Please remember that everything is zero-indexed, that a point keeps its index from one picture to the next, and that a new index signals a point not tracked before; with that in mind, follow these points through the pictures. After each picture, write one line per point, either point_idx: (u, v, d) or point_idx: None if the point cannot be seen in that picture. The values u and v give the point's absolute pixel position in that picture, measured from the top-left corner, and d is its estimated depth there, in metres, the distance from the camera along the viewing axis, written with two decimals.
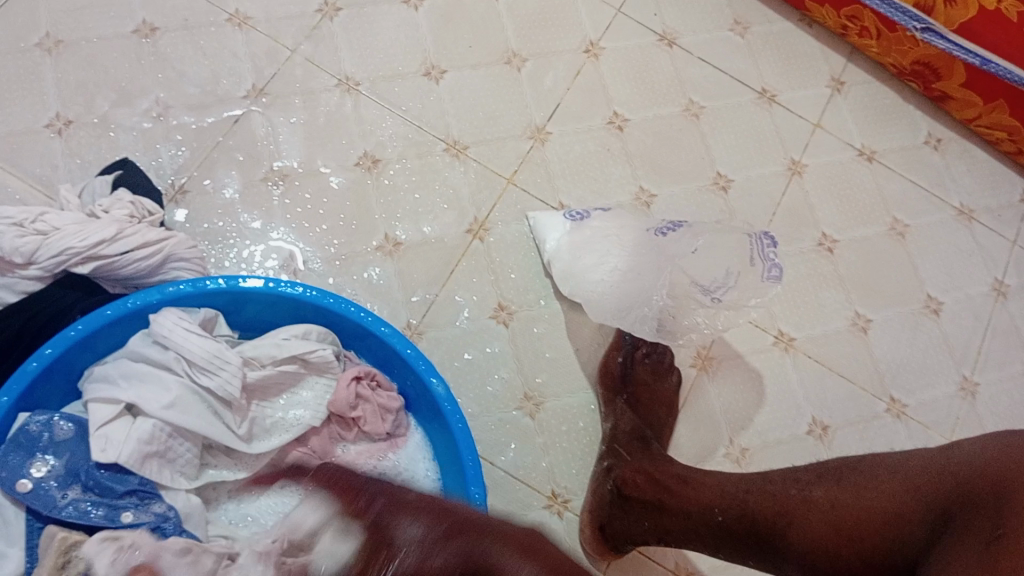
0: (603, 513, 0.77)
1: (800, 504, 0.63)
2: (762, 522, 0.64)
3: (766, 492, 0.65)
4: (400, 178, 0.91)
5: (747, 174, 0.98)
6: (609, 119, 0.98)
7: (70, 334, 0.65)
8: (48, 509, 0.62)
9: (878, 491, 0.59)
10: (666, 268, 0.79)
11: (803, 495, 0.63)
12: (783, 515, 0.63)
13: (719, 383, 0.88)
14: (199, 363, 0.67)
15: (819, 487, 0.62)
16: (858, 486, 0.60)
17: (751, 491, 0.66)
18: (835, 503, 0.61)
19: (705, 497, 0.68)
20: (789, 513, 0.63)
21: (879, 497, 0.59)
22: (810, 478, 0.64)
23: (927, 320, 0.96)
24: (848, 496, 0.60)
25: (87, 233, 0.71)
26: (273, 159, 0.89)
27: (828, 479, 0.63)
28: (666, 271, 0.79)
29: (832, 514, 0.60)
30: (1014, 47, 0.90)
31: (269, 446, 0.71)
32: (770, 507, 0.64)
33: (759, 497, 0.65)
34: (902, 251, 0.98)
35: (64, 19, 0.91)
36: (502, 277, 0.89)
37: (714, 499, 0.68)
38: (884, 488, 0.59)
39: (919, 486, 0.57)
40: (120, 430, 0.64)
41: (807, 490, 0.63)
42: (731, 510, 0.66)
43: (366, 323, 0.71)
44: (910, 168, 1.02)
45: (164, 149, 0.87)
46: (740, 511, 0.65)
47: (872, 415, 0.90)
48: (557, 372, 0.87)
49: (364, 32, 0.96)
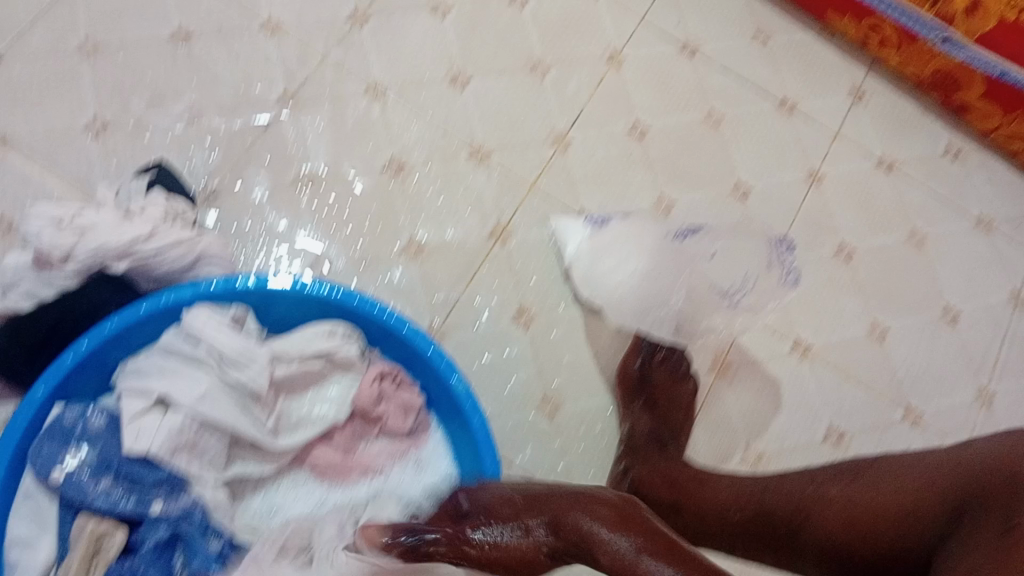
0: None
1: (815, 499, 0.64)
2: (778, 519, 0.66)
3: (782, 490, 0.67)
4: (425, 183, 0.93)
5: (768, 181, 0.99)
6: (631, 126, 0.99)
7: (104, 329, 0.68)
8: (81, 498, 0.64)
9: (893, 490, 0.60)
10: (686, 271, 0.80)
11: (818, 493, 0.64)
12: (797, 511, 0.64)
13: (736, 389, 0.89)
14: (229, 358, 0.69)
15: (835, 485, 0.64)
16: (872, 484, 0.62)
17: (767, 488, 0.68)
18: (850, 500, 0.62)
19: (723, 497, 0.70)
20: (805, 509, 0.64)
21: (893, 492, 0.60)
22: (825, 477, 0.65)
23: (945, 328, 0.96)
24: (864, 493, 0.62)
25: (123, 231, 0.74)
26: (302, 162, 0.91)
27: (843, 477, 0.64)
28: (685, 274, 0.80)
29: (847, 511, 0.61)
30: None
31: (295, 441, 0.72)
32: (784, 506, 0.65)
33: (774, 495, 0.67)
34: (921, 260, 0.99)
35: (103, 23, 0.94)
36: (524, 280, 0.91)
37: (729, 498, 0.69)
38: (900, 487, 0.60)
39: (932, 484, 0.58)
40: (152, 421, 0.67)
41: (823, 488, 0.64)
42: (747, 509, 0.68)
43: (389, 323, 0.73)
44: (930, 178, 1.03)
45: (197, 151, 0.90)
46: (757, 510, 0.67)
47: (889, 422, 0.91)
48: (576, 375, 0.88)
49: (393, 39, 0.98)
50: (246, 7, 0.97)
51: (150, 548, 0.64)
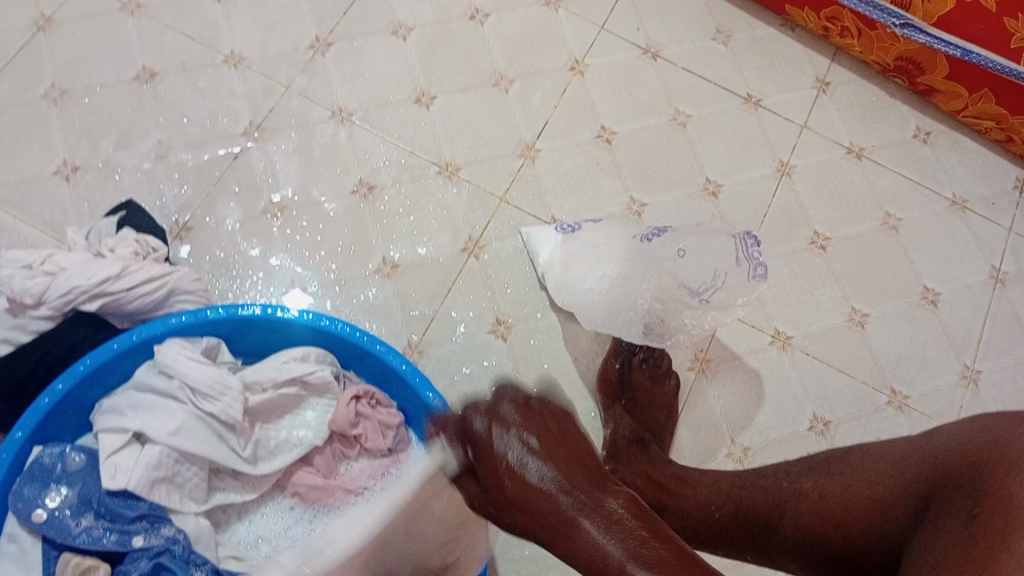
0: None
1: (790, 493, 0.64)
2: (755, 516, 0.66)
3: (758, 486, 0.67)
4: (396, 202, 0.93)
5: (737, 177, 1.00)
6: (598, 133, 1.00)
7: (79, 369, 0.68)
8: (63, 537, 0.64)
9: (863, 482, 0.60)
10: (653, 272, 0.80)
11: (793, 487, 0.64)
12: (773, 507, 0.65)
13: (718, 386, 0.89)
14: (202, 390, 0.69)
15: (808, 479, 0.64)
16: (842, 475, 0.62)
17: (744, 486, 0.68)
18: (824, 493, 0.62)
19: (702, 496, 0.70)
20: (781, 504, 0.64)
21: (863, 484, 0.60)
22: (799, 470, 0.66)
23: (924, 311, 0.96)
24: (834, 485, 0.62)
25: (92, 272, 0.75)
26: (271, 191, 0.92)
27: (817, 470, 0.64)
28: (652, 275, 0.80)
29: (822, 503, 0.62)
30: (994, 36, 0.91)
31: (274, 467, 0.72)
32: (761, 502, 0.66)
33: (751, 491, 0.67)
34: (896, 245, 0.99)
35: (69, 69, 0.95)
36: (499, 292, 0.91)
37: (710, 497, 0.70)
38: (869, 479, 0.60)
39: (905, 473, 0.58)
40: (129, 456, 0.67)
41: (798, 482, 0.64)
42: (725, 507, 0.68)
43: (362, 343, 0.74)
44: (900, 162, 1.03)
45: (168, 188, 0.91)
46: (735, 508, 0.67)
47: (873, 408, 0.91)
48: (556, 382, 0.88)
49: (356, 64, 0.99)
50: (209, 43, 0.98)
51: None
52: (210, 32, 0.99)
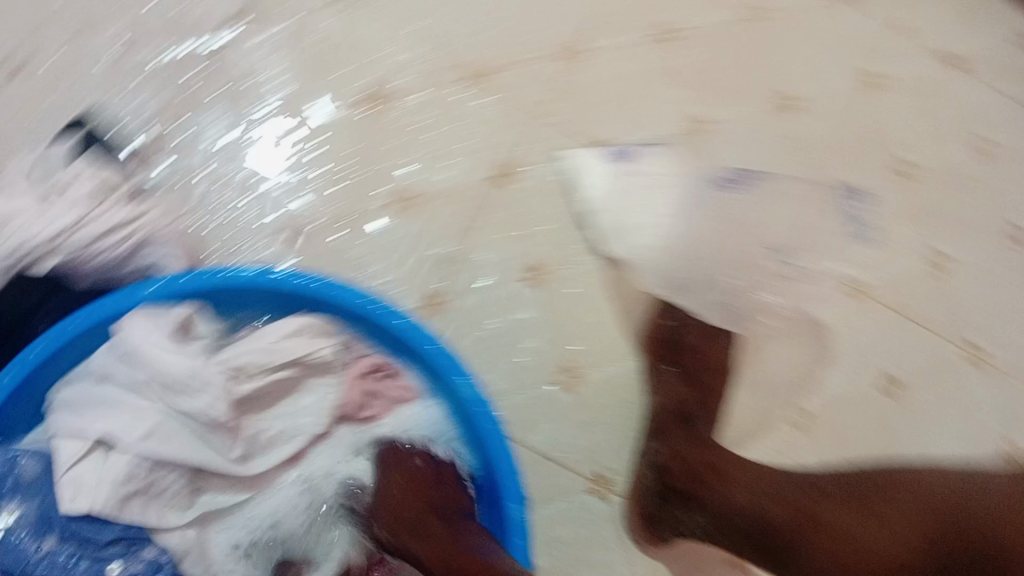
0: (644, 501, 0.70)
1: (809, 521, 0.63)
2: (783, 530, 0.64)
3: (793, 499, 0.65)
4: (410, 118, 0.79)
5: (816, 88, 0.84)
6: (650, 33, 0.84)
7: (29, 356, 0.54)
8: (20, 568, 0.52)
9: (897, 517, 0.62)
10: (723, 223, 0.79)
11: (813, 512, 0.64)
12: (804, 521, 0.63)
13: (779, 344, 0.78)
14: (176, 387, 0.57)
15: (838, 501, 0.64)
16: (881, 506, 0.63)
17: (785, 490, 0.65)
18: (848, 536, 0.62)
19: (750, 494, 0.66)
20: (803, 530, 0.63)
21: (896, 518, 0.62)
22: (828, 491, 0.65)
23: (1015, 253, 0.81)
24: (870, 516, 0.62)
25: (47, 219, 0.65)
26: (255, 103, 0.77)
27: (855, 488, 0.65)
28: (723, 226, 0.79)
29: (838, 547, 0.62)
30: None
31: (270, 462, 0.59)
32: (789, 515, 0.64)
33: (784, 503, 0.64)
34: (992, 176, 0.84)
35: None
36: (530, 231, 0.77)
37: (749, 499, 0.65)
38: (905, 511, 0.62)
39: (923, 522, 0.61)
40: (90, 470, 0.55)
41: (818, 509, 0.63)
42: (761, 514, 0.64)
43: (375, 314, 0.59)
44: (1001, 74, 0.87)
45: (128, 96, 0.75)
46: (763, 522, 0.64)
47: (946, 363, 0.77)
48: (597, 340, 0.76)
49: None
50: None
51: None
52: None
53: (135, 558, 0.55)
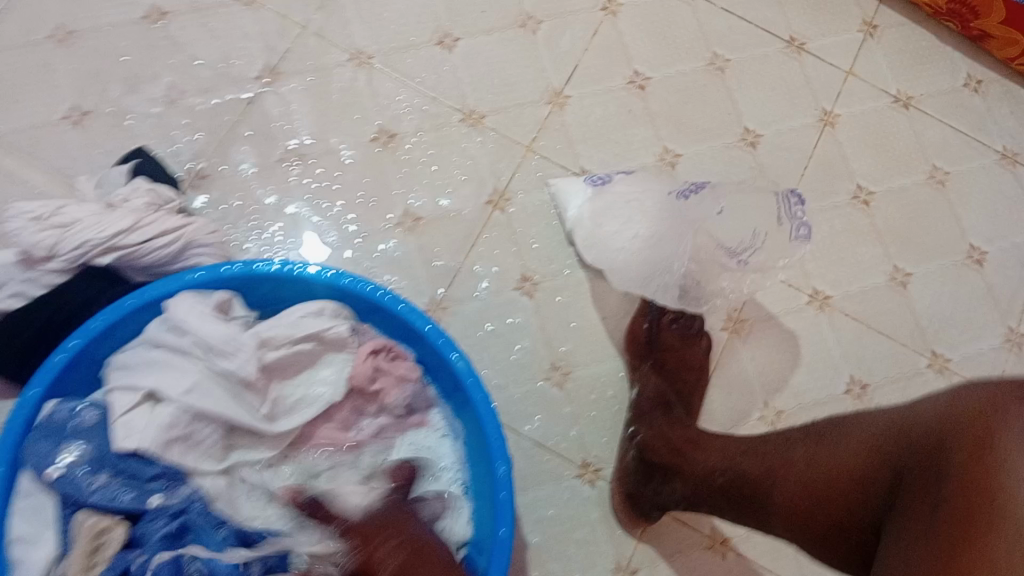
0: (629, 481, 0.76)
1: (782, 463, 0.62)
2: (751, 482, 0.64)
3: (758, 452, 0.65)
4: (418, 152, 0.89)
5: (777, 127, 0.95)
6: (630, 79, 0.95)
7: (92, 325, 0.66)
8: (78, 495, 0.62)
9: (850, 455, 0.58)
10: (689, 234, 0.75)
11: (786, 454, 0.62)
12: (767, 476, 0.63)
13: (753, 347, 0.86)
14: (216, 347, 0.67)
15: (800, 446, 0.62)
16: (831, 444, 0.60)
17: (747, 452, 0.66)
18: (812, 462, 0.60)
19: (712, 461, 0.68)
20: (773, 473, 0.62)
21: (848, 458, 0.58)
22: (796, 437, 0.63)
23: (970, 272, 0.92)
24: (823, 456, 0.60)
25: (104, 225, 0.73)
26: (288, 138, 0.88)
27: (812, 436, 0.62)
28: (689, 237, 0.75)
29: (809, 474, 0.60)
30: None
31: (294, 423, 0.70)
32: (757, 468, 0.63)
33: (751, 457, 0.65)
34: (942, 201, 0.94)
35: (75, 9, 0.91)
36: (525, 247, 0.87)
37: (716, 462, 0.67)
38: (856, 451, 0.58)
39: (883, 446, 0.57)
40: (141, 416, 0.65)
41: (790, 449, 0.62)
42: (728, 472, 0.66)
43: (383, 301, 0.70)
44: (948, 112, 0.98)
45: (181, 134, 0.87)
46: (734, 473, 0.65)
47: (913, 371, 0.87)
48: (585, 342, 0.85)
49: (373, 3, 0.94)
50: None
51: (159, 539, 0.62)
52: None
53: (174, 492, 0.65)
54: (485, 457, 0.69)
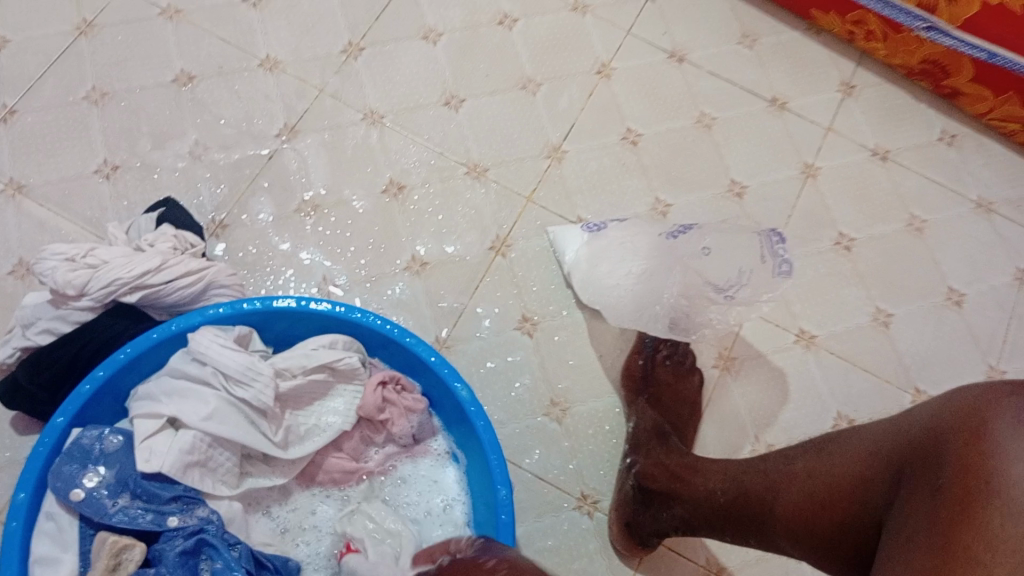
0: (626, 509, 0.78)
1: (784, 476, 0.61)
2: (753, 499, 0.63)
3: (759, 469, 0.64)
4: (425, 202, 0.96)
5: (763, 178, 1.01)
6: (623, 135, 1.01)
7: (119, 356, 0.70)
8: (99, 516, 0.65)
9: (847, 460, 0.56)
10: (678, 268, 0.81)
11: (788, 468, 0.61)
12: (769, 489, 0.62)
13: (743, 384, 0.90)
14: (234, 376, 0.69)
15: (801, 458, 0.61)
16: (830, 453, 0.58)
17: (748, 470, 0.65)
18: (813, 472, 0.59)
19: (711, 484, 0.68)
20: (776, 486, 0.61)
21: (846, 463, 0.56)
22: (798, 452, 0.62)
23: (950, 312, 0.96)
24: (823, 464, 0.58)
25: (133, 265, 0.77)
26: (304, 189, 0.95)
27: (812, 449, 0.61)
28: (678, 271, 0.81)
29: (810, 484, 0.58)
30: (1017, 37, 0.92)
31: (306, 450, 0.73)
32: (758, 483, 0.63)
33: (752, 474, 0.64)
34: (921, 246, 0.99)
35: (109, 73, 0.99)
36: (525, 289, 0.92)
37: (716, 483, 0.67)
38: (854, 456, 0.56)
39: (882, 449, 0.54)
40: (163, 441, 0.68)
41: (792, 462, 0.61)
42: (730, 491, 0.66)
43: (390, 334, 0.74)
44: (924, 164, 1.04)
45: (204, 186, 0.94)
46: (737, 491, 0.65)
47: (898, 407, 0.91)
48: (582, 379, 0.89)
49: (385, 68, 1.02)
50: (245, 47, 1.01)
51: (176, 556, 0.64)
52: (246, 37, 1.02)
53: (191, 512, 0.67)
54: (487, 483, 0.72)
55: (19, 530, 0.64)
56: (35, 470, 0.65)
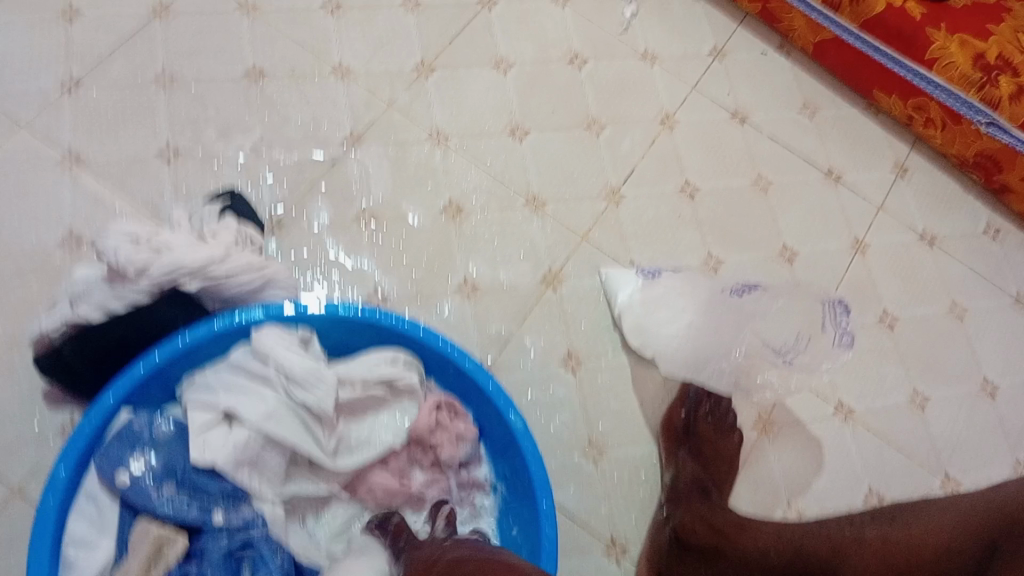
0: (659, 561, 0.79)
1: (852, 542, 0.65)
2: (816, 562, 0.67)
3: (820, 534, 0.68)
4: (482, 227, 0.95)
5: (813, 248, 1.02)
6: (681, 186, 1.02)
7: (177, 344, 0.69)
8: (145, 504, 0.64)
9: (926, 530, 0.62)
10: (742, 327, 0.85)
11: (856, 534, 0.65)
12: (835, 553, 0.66)
13: (780, 448, 0.90)
14: (297, 380, 0.69)
15: (872, 527, 0.65)
16: (907, 524, 0.64)
17: (805, 535, 0.69)
18: (887, 540, 0.64)
19: (763, 542, 0.71)
20: (841, 551, 0.65)
21: (925, 533, 0.62)
22: (864, 520, 0.67)
23: (983, 403, 0.97)
24: (898, 533, 0.63)
25: (198, 252, 0.77)
26: (362, 199, 0.94)
27: (880, 520, 0.66)
28: (743, 331, 0.85)
29: (884, 550, 0.63)
30: None
31: (355, 463, 0.72)
32: (823, 546, 0.67)
33: (812, 539, 0.68)
34: (961, 334, 1.00)
35: (181, 58, 0.98)
36: (573, 326, 0.92)
37: (769, 544, 0.71)
38: (935, 527, 0.62)
39: (967, 523, 0.60)
40: (217, 436, 0.67)
41: (861, 530, 0.66)
42: (786, 554, 0.69)
43: (450, 355, 0.74)
44: (969, 254, 1.05)
45: (265, 183, 0.93)
46: (796, 553, 0.68)
47: (928, 490, 0.91)
48: (621, 423, 0.88)
49: (454, 90, 1.02)
50: (319, 52, 1.01)
51: (219, 555, 0.65)
52: (321, 41, 1.02)
53: (235, 512, 0.66)
54: (530, 520, 0.71)
55: (56, 507, 0.62)
56: (79, 447, 0.64)
